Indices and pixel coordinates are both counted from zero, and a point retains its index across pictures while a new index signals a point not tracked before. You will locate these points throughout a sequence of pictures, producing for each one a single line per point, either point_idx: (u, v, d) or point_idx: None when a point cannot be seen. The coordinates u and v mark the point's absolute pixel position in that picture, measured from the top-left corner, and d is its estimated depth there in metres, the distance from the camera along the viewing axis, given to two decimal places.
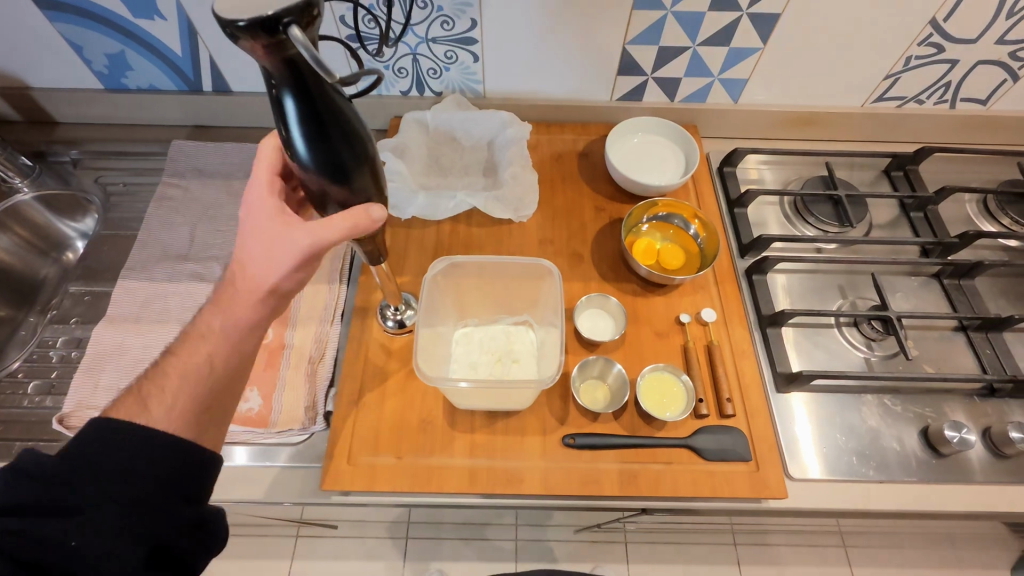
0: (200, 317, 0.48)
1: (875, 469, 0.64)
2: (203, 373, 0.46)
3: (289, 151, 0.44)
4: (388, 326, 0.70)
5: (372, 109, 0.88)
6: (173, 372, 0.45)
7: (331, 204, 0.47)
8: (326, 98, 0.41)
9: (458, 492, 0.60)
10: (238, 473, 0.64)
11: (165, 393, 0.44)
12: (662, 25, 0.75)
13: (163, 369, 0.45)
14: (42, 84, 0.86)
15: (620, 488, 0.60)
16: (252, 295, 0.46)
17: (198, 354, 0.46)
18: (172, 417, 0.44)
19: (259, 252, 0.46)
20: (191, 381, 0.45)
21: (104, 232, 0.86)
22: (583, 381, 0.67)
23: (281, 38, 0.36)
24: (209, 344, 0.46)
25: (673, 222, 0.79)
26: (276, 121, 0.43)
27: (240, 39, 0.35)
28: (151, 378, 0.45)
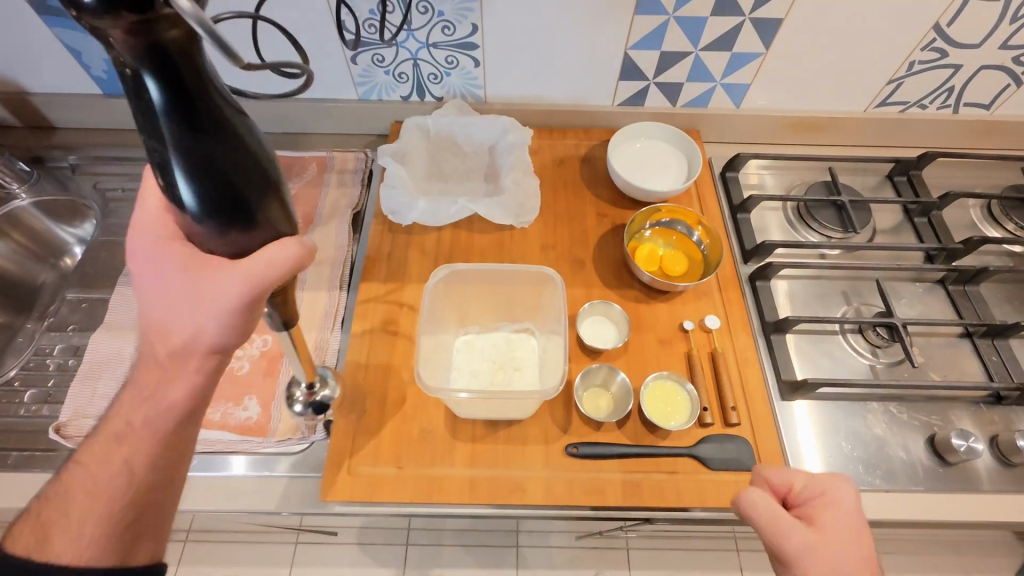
0: (118, 410, 0.44)
1: (881, 478, 0.63)
2: (117, 485, 0.42)
3: (161, 174, 0.36)
4: (298, 411, 0.61)
5: (372, 114, 0.87)
6: (75, 496, 0.42)
7: (222, 241, 0.39)
8: (212, 106, 0.34)
9: (459, 502, 0.59)
10: (239, 483, 0.63)
11: (72, 530, 0.41)
12: (664, 30, 0.75)
13: (68, 492, 0.42)
14: (41, 90, 0.86)
15: (623, 498, 0.59)
16: (168, 365, 0.41)
17: (108, 470, 0.42)
18: (78, 549, 0.41)
19: (157, 322, 0.41)
20: (100, 499, 0.42)
21: (103, 239, 0.85)
22: (585, 389, 0.67)
23: (152, 15, 0.30)
24: (127, 448, 0.43)
25: (675, 229, 0.78)
26: (144, 135, 0.35)
27: (96, 13, 0.29)
28: (53, 502, 0.42)
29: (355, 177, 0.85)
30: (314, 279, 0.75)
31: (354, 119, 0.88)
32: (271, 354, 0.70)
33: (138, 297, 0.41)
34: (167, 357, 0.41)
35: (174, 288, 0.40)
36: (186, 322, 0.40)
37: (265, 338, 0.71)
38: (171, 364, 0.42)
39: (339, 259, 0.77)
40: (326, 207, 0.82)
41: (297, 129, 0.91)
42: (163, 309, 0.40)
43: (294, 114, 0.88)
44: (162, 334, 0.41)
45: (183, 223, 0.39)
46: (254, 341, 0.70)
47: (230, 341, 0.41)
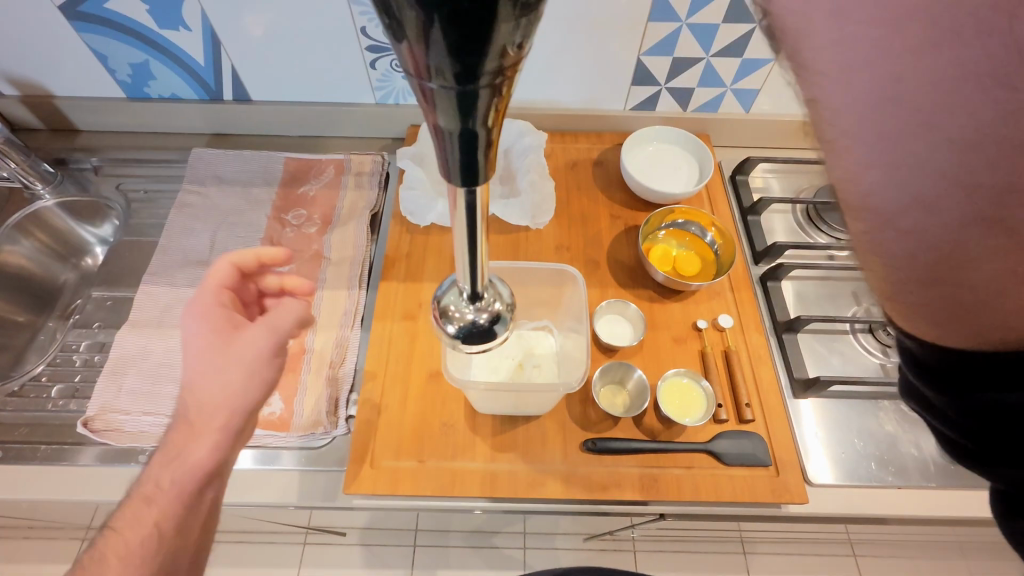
0: (147, 475, 0.50)
1: (893, 474, 0.64)
2: (153, 538, 0.47)
3: None
4: None
5: (388, 117, 0.89)
6: (113, 555, 0.46)
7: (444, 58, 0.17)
8: None
9: (479, 495, 0.60)
10: (243, 476, 0.64)
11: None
12: (677, 36, 0.76)
13: (104, 555, 0.46)
14: (65, 93, 0.88)
15: (642, 491, 0.60)
16: (206, 429, 0.50)
17: (149, 521, 0.48)
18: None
19: (201, 391, 0.50)
20: (141, 552, 0.46)
21: (125, 238, 0.87)
22: (603, 385, 0.68)
23: None
24: (157, 510, 0.48)
25: (689, 230, 0.79)
26: None
27: None
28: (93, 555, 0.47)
29: (371, 179, 0.86)
30: (334, 278, 0.77)
31: (371, 123, 0.91)
32: (293, 351, 0.71)
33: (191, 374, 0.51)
34: (194, 422, 0.50)
35: (210, 358, 0.50)
36: (219, 396, 0.50)
37: None
38: (195, 433, 0.50)
39: (358, 259, 0.79)
40: (344, 208, 0.84)
41: (314, 132, 0.93)
42: (208, 383, 0.50)
43: (311, 117, 0.90)
44: (199, 401, 0.50)
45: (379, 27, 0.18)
46: None
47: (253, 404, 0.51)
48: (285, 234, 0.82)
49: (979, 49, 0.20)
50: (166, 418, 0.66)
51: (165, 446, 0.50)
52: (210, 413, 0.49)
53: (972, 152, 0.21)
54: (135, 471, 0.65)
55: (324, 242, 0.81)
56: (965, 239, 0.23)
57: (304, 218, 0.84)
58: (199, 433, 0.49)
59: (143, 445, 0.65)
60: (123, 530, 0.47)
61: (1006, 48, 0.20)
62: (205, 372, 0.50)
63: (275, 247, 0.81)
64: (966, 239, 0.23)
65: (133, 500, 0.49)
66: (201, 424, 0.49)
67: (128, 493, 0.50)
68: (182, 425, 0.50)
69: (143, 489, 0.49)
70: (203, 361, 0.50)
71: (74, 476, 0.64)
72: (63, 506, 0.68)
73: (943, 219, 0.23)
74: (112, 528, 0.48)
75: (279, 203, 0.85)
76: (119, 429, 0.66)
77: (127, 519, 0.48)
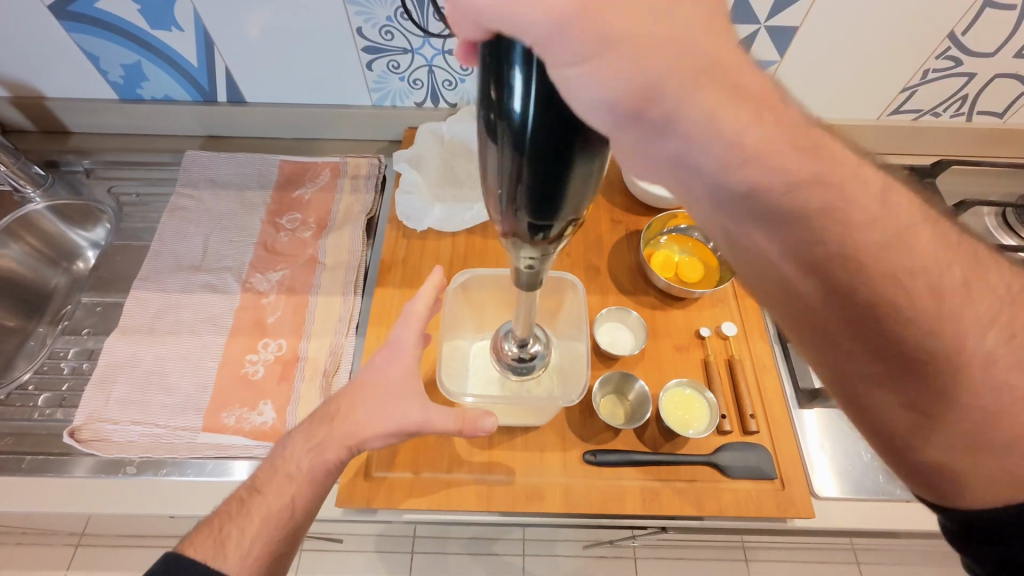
0: (288, 453, 0.53)
1: (901, 487, 0.62)
2: (286, 514, 0.49)
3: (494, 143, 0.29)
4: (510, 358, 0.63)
5: (385, 119, 0.88)
6: (256, 514, 0.49)
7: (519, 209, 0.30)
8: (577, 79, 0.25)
9: (475, 509, 0.59)
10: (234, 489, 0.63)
11: (245, 536, 0.48)
12: None
13: (247, 509, 0.49)
14: (56, 94, 0.86)
15: (643, 506, 0.59)
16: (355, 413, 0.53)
17: (282, 495, 0.50)
18: (247, 563, 0.46)
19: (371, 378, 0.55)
20: (275, 523, 0.49)
21: (117, 242, 0.85)
22: (603, 395, 0.67)
23: None
24: (296, 487, 0.51)
25: (691, 235, 0.77)
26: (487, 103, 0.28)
27: None
28: (230, 519, 0.49)
29: (368, 182, 0.85)
30: (329, 284, 0.76)
31: (368, 126, 0.89)
32: (286, 359, 0.70)
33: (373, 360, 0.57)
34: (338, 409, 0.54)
35: (405, 341, 0.57)
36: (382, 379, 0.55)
37: (281, 343, 0.71)
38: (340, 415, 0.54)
39: (353, 264, 0.77)
40: (340, 212, 0.83)
41: (310, 134, 0.91)
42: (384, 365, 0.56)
43: (307, 119, 0.89)
44: (367, 388, 0.55)
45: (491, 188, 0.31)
46: (269, 345, 0.71)
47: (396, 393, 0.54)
48: (279, 239, 0.80)
49: (820, 221, 0.28)
50: (155, 428, 0.65)
51: (305, 432, 0.54)
52: (350, 439, 0.52)
53: (855, 301, 0.29)
54: (122, 483, 0.63)
55: (319, 246, 0.79)
56: (850, 374, 0.31)
57: (299, 222, 0.82)
58: (334, 445, 0.52)
59: (131, 456, 0.64)
60: (265, 489, 0.50)
61: (832, 240, 0.28)
62: (368, 400, 0.54)
63: (269, 252, 0.79)
64: (855, 373, 0.31)
65: (273, 470, 0.52)
66: (338, 434, 0.52)
67: (268, 464, 0.53)
68: (323, 421, 0.54)
69: (280, 463, 0.52)
70: (392, 359, 0.56)
71: (60, 488, 0.62)
72: (50, 518, 0.66)
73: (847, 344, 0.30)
74: (256, 488, 0.51)
75: (274, 206, 0.83)
76: (106, 440, 0.64)
77: (270, 487, 0.50)
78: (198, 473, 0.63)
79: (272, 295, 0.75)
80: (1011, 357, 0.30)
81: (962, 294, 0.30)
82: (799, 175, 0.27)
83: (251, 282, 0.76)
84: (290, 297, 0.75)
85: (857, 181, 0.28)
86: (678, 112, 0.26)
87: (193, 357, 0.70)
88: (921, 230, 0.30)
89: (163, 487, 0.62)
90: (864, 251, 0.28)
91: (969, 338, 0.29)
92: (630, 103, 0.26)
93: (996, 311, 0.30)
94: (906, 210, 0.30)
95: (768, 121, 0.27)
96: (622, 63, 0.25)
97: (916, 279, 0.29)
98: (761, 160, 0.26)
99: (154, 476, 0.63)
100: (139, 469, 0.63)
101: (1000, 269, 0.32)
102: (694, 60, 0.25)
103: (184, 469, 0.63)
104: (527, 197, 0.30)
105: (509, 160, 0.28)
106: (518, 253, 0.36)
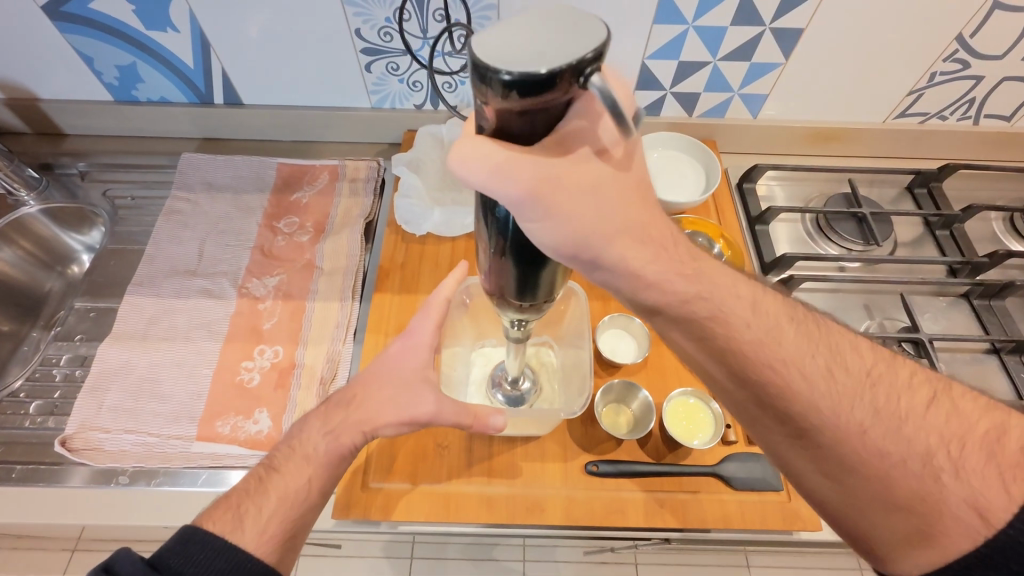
0: (305, 435, 0.51)
1: None
2: (303, 494, 0.48)
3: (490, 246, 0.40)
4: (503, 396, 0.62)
5: (384, 122, 0.87)
6: (274, 492, 0.47)
7: (515, 284, 0.42)
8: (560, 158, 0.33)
9: (475, 520, 0.57)
10: None
11: (262, 514, 0.46)
12: (682, 39, 0.74)
13: (264, 487, 0.47)
14: (51, 96, 0.85)
15: (646, 518, 0.57)
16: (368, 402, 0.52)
17: (299, 476, 0.48)
18: (263, 540, 0.44)
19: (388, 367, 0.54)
20: (292, 503, 0.47)
21: (111, 246, 0.84)
22: (605, 404, 0.65)
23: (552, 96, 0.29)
24: (311, 469, 0.49)
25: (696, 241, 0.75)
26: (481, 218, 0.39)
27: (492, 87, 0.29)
28: (251, 494, 0.47)
29: (367, 186, 0.83)
30: (327, 289, 0.74)
31: (366, 128, 0.88)
32: (282, 366, 0.69)
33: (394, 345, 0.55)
34: (355, 397, 0.53)
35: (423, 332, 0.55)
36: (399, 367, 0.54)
37: (277, 349, 0.70)
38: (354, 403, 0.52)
39: (351, 268, 0.76)
40: (338, 215, 0.81)
41: (307, 136, 0.90)
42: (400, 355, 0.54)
43: (305, 122, 0.87)
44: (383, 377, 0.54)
45: (493, 273, 0.42)
46: (265, 352, 0.70)
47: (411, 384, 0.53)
48: (276, 243, 0.79)
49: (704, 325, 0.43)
50: (148, 437, 0.64)
51: (322, 415, 0.52)
52: (366, 425, 0.51)
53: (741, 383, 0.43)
54: (114, 493, 0.62)
55: (317, 251, 0.78)
56: (771, 438, 0.43)
57: (296, 226, 0.81)
58: (349, 429, 0.51)
59: (123, 466, 0.62)
60: (283, 470, 0.49)
61: (715, 338, 0.43)
62: (383, 388, 0.53)
63: (266, 256, 0.78)
64: (774, 439, 0.43)
65: (290, 451, 0.50)
66: (355, 419, 0.51)
67: (287, 443, 0.51)
68: (340, 406, 0.52)
69: (297, 444, 0.51)
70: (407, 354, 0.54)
71: (51, 498, 0.61)
72: (41, 528, 0.65)
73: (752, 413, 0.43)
74: (274, 466, 0.49)
75: (271, 210, 0.82)
76: (98, 449, 0.63)
77: (288, 464, 0.49)
78: (191, 483, 0.62)
79: (268, 301, 0.74)
80: (880, 428, 0.39)
81: (827, 377, 0.41)
82: (686, 296, 0.42)
83: (247, 287, 0.75)
84: (287, 303, 0.74)
85: (731, 299, 0.43)
86: (604, 254, 0.39)
87: (187, 363, 0.69)
88: (786, 331, 0.43)
89: (156, 497, 0.61)
90: (742, 348, 0.42)
91: (840, 413, 0.39)
92: (572, 246, 0.38)
93: (860, 390, 0.40)
94: (772, 317, 0.43)
95: (663, 260, 0.41)
96: (569, 223, 0.37)
97: (788, 368, 0.41)
98: (660, 287, 0.41)
99: (147, 486, 0.62)
100: (132, 478, 0.62)
101: (867, 356, 0.42)
102: (613, 223, 0.38)
103: (177, 479, 0.62)
104: (510, 277, 0.41)
105: (498, 252, 0.40)
106: (504, 312, 0.47)
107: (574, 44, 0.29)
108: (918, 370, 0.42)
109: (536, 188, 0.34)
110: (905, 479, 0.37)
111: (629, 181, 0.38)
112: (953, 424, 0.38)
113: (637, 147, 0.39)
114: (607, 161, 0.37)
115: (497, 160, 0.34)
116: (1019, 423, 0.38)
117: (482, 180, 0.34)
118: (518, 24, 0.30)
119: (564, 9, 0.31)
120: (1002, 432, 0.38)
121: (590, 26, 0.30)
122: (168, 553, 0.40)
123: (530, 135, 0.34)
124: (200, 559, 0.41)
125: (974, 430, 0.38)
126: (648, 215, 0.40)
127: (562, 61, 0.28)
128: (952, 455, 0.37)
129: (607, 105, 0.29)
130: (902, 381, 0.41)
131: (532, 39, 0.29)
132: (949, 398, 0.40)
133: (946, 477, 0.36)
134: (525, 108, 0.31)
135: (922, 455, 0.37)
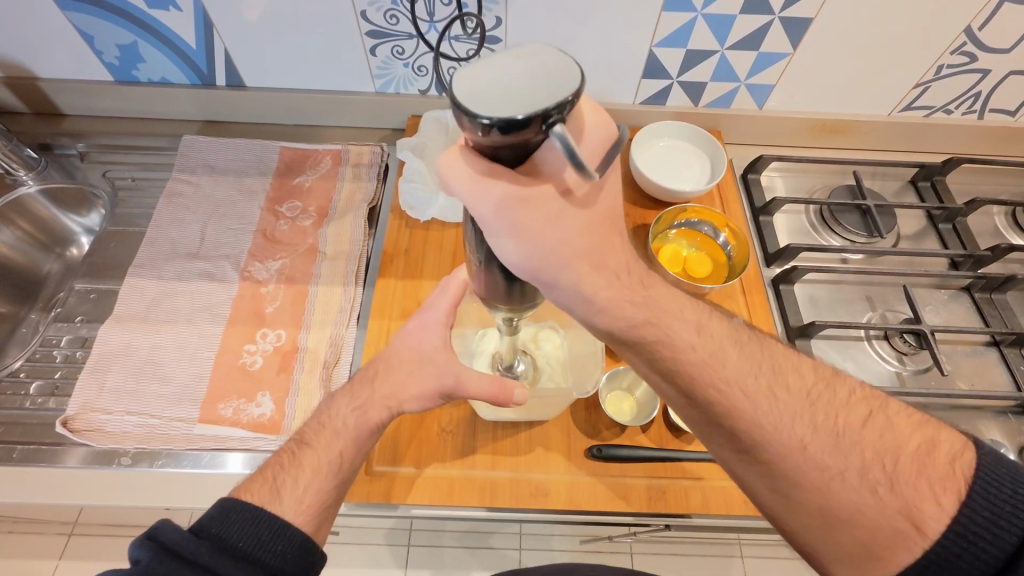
0: (335, 412, 0.51)
1: None
2: (335, 467, 0.48)
3: (477, 251, 0.40)
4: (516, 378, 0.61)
5: (388, 107, 0.86)
6: (308, 465, 0.47)
7: (500, 287, 0.41)
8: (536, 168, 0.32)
9: (478, 505, 0.57)
10: (232, 481, 0.61)
11: (299, 486, 0.46)
12: (691, 28, 0.73)
13: (298, 461, 0.47)
14: (50, 75, 0.84)
15: (650, 504, 0.58)
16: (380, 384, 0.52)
17: (332, 449, 0.49)
18: (301, 510, 0.45)
19: (403, 351, 0.54)
20: (326, 475, 0.47)
21: (112, 228, 0.83)
22: (610, 391, 0.66)
23: (523, 135, 0.29)
24: (343, 443, 0.49)
25: (701, 230, 0.75)
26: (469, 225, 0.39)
27: (469, 121, 0.29)
28: (285, 469, 0.47)
29: (370, 171, 0.83)
30: (330, 273, 0.74)
31: (370, 113, 0.87)
32: (285, 350, 0.68)
33: (410, 325, 0.55)
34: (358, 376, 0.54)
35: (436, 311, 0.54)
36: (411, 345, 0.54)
37: (279, 333, 0.70)
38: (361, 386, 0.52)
39: (355, 254, 0.75)
40: (341, 201, 0.81)
41: (310, 120, 0.89)
42: (411, 338, 0.54)
43: (308, 105, 0.86)
44: (401, 356, 0.53)
45: (480, 280, 0.42)
46: (268, 336, 0.69)
47: (424, 365, 0.53)
48: (278, 227, 0.78)
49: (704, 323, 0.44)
50: (150, 419, 0.63)
51: (348, 392, 0.52)
52: (388, 400, 0.51)
53: (692, 402, 0.43)
54: (115, 474, 0.62)
55: (320, 235, 0.77)
56: (724, 457, 0.43)
57: (299, 210, 0.80)
58: (376, 405, 0.51)
59: (125, 447, 0.62)
60: (315, 444, 0.49)
61: (676, 353, 0.43)
62: (402, 363, 0.53)
63: (269, 240, 0.77)
64: (725, 457, 0.43)
65: (320, 427, 0.50)
66: (380, 394, 0.51)
67: (312, 421, 0.51)
68: (364, 382, 0.53)
69: (326, 420, 0.51)
70: (422, 334, 0.54)
71: (51, 478, 0.61)
72: (39, 508, 0.65)
73: (705, 432, 0.44)
74: (306, 441, 0.49)
75: (274, 193, 0.82)
76: (98, 430, 0.63)
77: (321, 436, 0.49)
78: (194, 465, 0.62)
79: (271, 285, 0.73)
80: (820, 444, 0.39)
81: (769, 395, 0.41)
82: (634, 320, 0.42)
83: (250, 271, 0.75)
84: (290, 287, 0.73)
85: (675, 322, 0.44)
86: (559, 278, 0.39)
87: (189, 346, 0.68)
88: (731, 351, 0.43)
89: (158, 479, 0.61)
90: (688, 368, 0.43)
91: (782, 430, 0.40)
92: (550, 260, 0.38)
93: (800, 409, 0.40)
94: (716, 339, 0.44)
95: (614, 288, 0.41)
96: (528, 246, 0.37)
97: (731, 388, 0.41)
98: (625, 308, 0.42)
99: (149, 467, 0.62)
100: (135, 459, 0.62)
101: (808, 375, 0.43)
102: (571, 250, 0.38)
103: (180, 461, 0.62)
104: (497, 284, 0.41)
105: (482, 259, 0.40)
106: (494, 312, 0.47)
107: (551, 89, 0.29)
108: (857, 386, 0.42)
109: (501, 211, 0.35)
110: (846, 495, 0.37)
111: (597, 214, 0.39)
112: (888, 439, 0.38)
113: (606, 186, 0.39)
114: (584, 198, 0.38)
115: (469, 176, 0.35)
116: (951, 437, 0.39)
117: (458, 190, 0.35)
118: (508, 56, 0.31)
119: (553, 51, 0.31)
120: (933, 445, 0.38)
121: (571, 74, 0.29)
122: (210, 522, 0.40)
123: (504, 161, 0.34)
124: (244, 528, 0.41)
125: (908, 445, 0.38)
126: (607, 244, 0.41)
127: (531, 107, 0.28)
128: (887, 469, 0.37)
129: (566, 153, 0.29)
130: (839, 400, 0.41)
131: (512, 77, 0.29)
132: (884, 415, 0.40)
133: (883, 490, 0.37)
134: (499, 142, 0.31)
135: (860, 469, 0.38)
